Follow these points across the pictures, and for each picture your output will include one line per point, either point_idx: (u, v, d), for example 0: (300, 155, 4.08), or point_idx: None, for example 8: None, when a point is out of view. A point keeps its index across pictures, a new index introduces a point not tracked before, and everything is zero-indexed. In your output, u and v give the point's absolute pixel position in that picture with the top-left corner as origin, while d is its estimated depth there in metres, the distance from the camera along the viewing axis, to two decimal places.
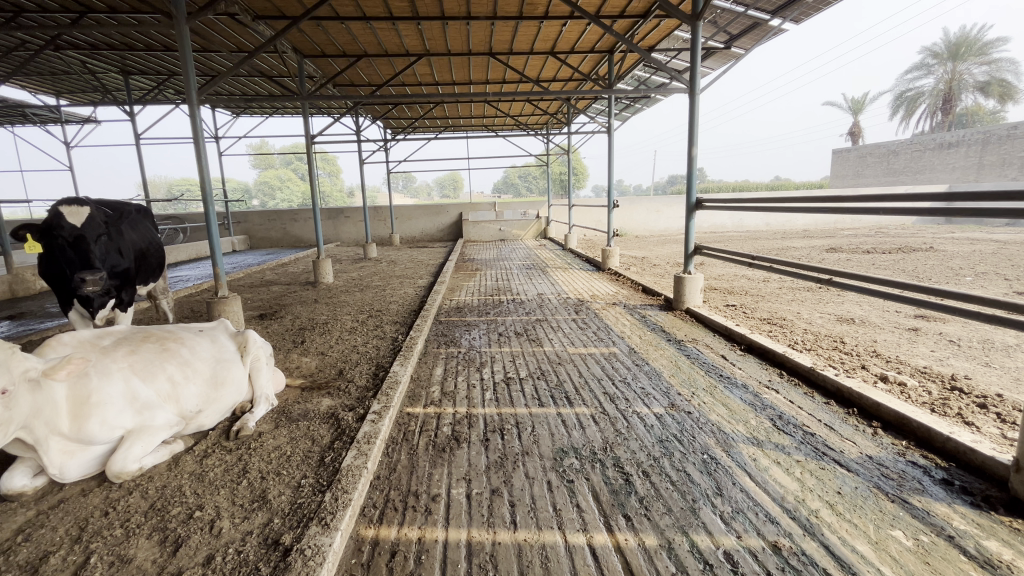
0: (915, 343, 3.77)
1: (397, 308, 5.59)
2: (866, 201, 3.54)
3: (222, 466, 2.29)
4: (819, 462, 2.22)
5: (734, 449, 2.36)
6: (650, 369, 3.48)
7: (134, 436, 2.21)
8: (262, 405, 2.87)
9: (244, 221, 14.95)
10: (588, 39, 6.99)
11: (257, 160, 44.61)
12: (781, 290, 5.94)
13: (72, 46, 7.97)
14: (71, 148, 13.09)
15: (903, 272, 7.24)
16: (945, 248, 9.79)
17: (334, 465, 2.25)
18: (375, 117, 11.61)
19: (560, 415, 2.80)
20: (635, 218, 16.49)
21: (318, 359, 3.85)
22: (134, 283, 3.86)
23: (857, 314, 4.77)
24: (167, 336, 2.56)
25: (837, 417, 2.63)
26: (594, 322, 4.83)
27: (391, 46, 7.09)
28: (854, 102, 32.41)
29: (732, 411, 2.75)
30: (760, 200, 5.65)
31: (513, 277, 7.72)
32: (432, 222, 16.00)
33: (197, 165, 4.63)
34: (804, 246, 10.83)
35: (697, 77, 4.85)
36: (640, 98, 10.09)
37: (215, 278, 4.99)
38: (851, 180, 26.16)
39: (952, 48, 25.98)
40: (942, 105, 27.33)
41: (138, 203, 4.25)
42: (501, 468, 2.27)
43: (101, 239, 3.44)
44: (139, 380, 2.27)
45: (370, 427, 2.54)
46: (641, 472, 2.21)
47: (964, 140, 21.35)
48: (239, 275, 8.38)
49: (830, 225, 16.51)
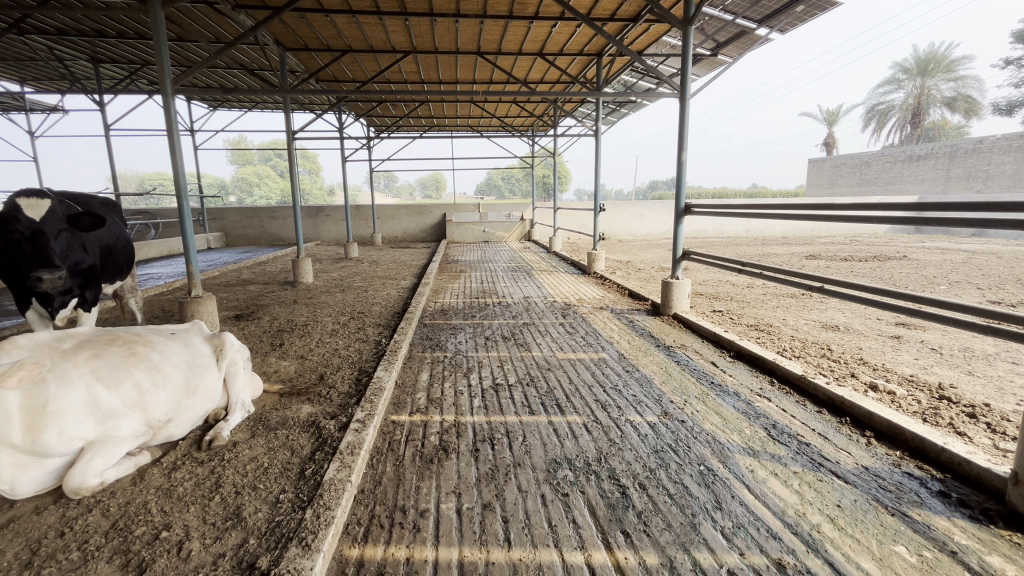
0: (899, 351, 3.81)
1: (380, 310, 5.44)
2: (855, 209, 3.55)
3: (193, 480, 2.13)
4: (816, 473, 2.18)
5: (730, 459, 2.31)
6: (641, 375, 3.43)
7: (95, 447, 2.04)
8: (238, 413, 2.71)
9: (220, 218, 14.51)
10: (577, 41, 6.97)
11: (234, 156, 43.54)
12: (766, 296, 5.99)
13: (38, 31, 7.58)
14: (35, 138, 12.47)
15: (880, 280, 7.40)
16: (917, 256, 10.08)
17: (316, 479, 2.11)
18: (359, 115, 11.41)
19: (551, 424, 2.72)
20: (619, 222, 16.58)
21: (297, 364, 3.68)
22: (100, 281, 3.66)
23: (841, 321, 4.82)
24: (135, 339, 2.39)
25: (830, 426, 2.61)
26: (582, 326, 4.77)
27: (376, 42, 6.93)
28: (829, 113, 33.32)
29: (726, 420, 2.71)
30: (745, 206, 5.67)
31: (498, 280, 7.62)
32: (415, 222, 15.79)
33: (171, 158, 4.41)
34: (784, 253, 11.01)
35: (687, 81, 4.83)
36: (626, 103, 10.12)
37: (188, 277, 4.77)
38: (826, 189, 26.84)
39: (921, 64, 26.97)
40: (912, 118, 28.27)
41: (105, 196, 4.02)
42: (492, 481, 2.18)
43: (63, 235, 3.22)
44: (103, 387, 2.10)
45: (354, 437, 2.41)
46: (637, 485, 2.14)
47: (933, 153, 21.88)
48: (214, 274, 8.08)
49: (807, 232, 16.86)
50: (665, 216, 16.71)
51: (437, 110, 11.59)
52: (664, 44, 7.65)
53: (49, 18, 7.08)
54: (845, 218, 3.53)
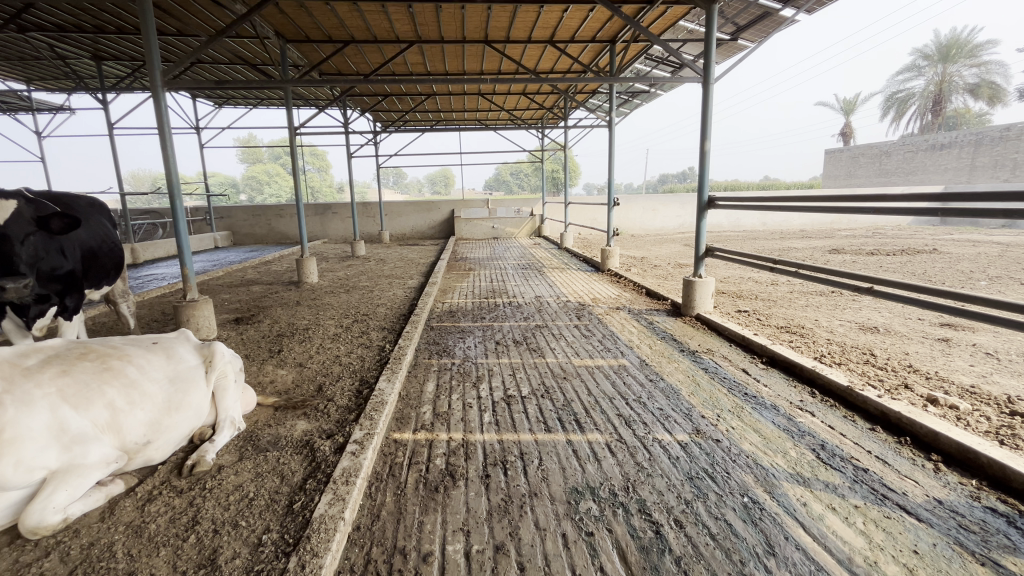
0: (950, 357, 3.47)
1: (385, 312, 5.19)
2: (896, 198, 3.21)
3: (167, 516, 1.90)
4: (882, 509, 1.88)
5: (778, 490, 2.01)
6: (667, 386, 3.13)
7: (59, 478, 1.80)
8: (226, 431, 2.46)
9: (227, 216, 14.41)
10: (590, 27, 6.66)
11: (243, 154, 43.66)
12: (794, 295, 5.64)
13: (38, 28, 7.47)
14: (42, 138, 12.46)
15: (912, 276, 6.99)
16: (948, 249, 9.59)
17: (305, 515, 1.86)
18: (364, 110, 11.19)
19: (570, 444, 2.43)
20: (631, 216, 16.20)
21: (295, 373, 3.44)
22: (83, 287, 3.47)
23: (879, 322, 4.48)
24: (110, 352, 2.16)
25: (889, 448, 2.30)
26: (599, 329, 4.47)
27: (379, 32, 6.65)
28: (847, 103, 32.40)
29: (767, 440, 2.41)
30: (772, 198, 5.26)
31: (509, 278, 7.34)
32: (423, 219, 15.56)
33: (162, 155, 4.19)
34: (805, 247, 10.60)
35: (710, 63, 4.47)
36: (640, 93, 9.75)
37: (184, 280, 4.57)
38: (844, 180, 26.16)
39: (943, 50, 26.08)
40: (932, 106, 27.37)
41: (93, 198, 3.84)
42: (505, 515, 1.91)
43: (35, 238, 3.02)
44: (71, 409, 1.87)
45: (349, 461, 2.15)
46: (674, 522, 1.85)
47: (956, 141, 21.41)
48: (219, 274, 7.91)
49: (826, 226, 16.31)
50: (679, 210, 16.33)
51: (445, 103, 11.35)
52: (681, 28, 7.28)
53: (47, 13, 6.93)
54: (888, 211, 3.19)
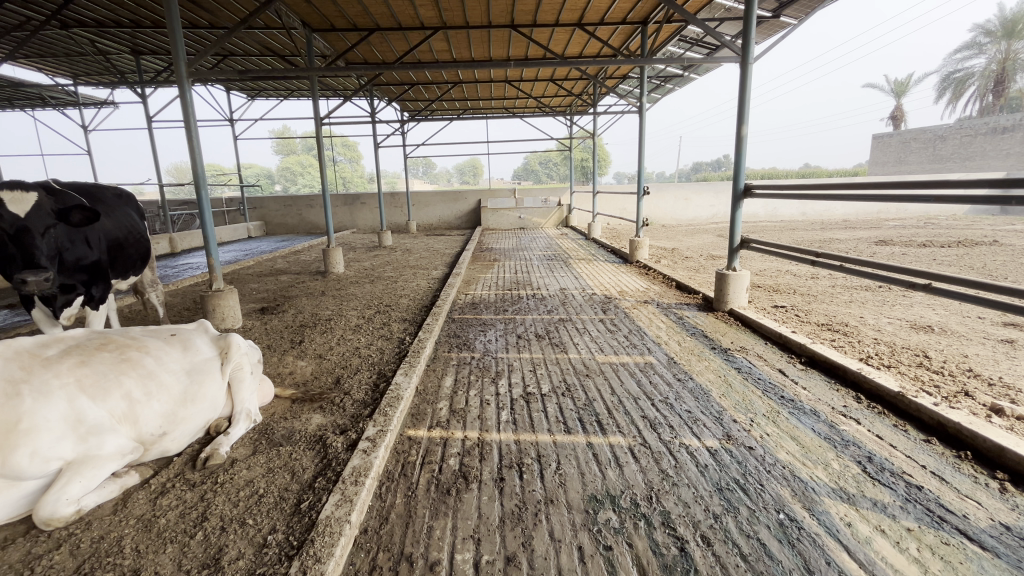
0: (1016, 360, 3.15)
1: (407, 304, 5.14)
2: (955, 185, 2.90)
3: (177, 510, 1.88)
4: (939, 534, 1.68)
5: (819, 507, 1.84)
6: (695, 386, 2.94)
7: (73, 470, 1.79)
8: (241, 424, 2.44)
9: (260, 207, 14.75)
10: (620, 8, 6.38)
11: (278, 145, 44.77)
12: (836, 290, 5.30)
13: (79, 24, 7.71)
14: (88, 132, 13.00)
15: (970, 270, 6.48)
16: (1010, 241, 8.87)
17: (311, 516, 1.80)
18: (391, 99, 11.16)
19: (591, 447, 2.30)
20: (662, 206, 15.74)
21: (314, 364, 3.42)
22: (109, 277, 3.55)
23: (933, 320, 4.12)
24: (129, 343, 2.14)
25: (946, 463, 2.08)
26: (625, 324, 4.29)
27: (404, 18, 6.55)
28: (898, 84, 30.45)
29: (807, 449, 2.22)
30: (815, 186, 4.89)
31: (533, 270, 7.19)
32: (450, 209, 15.54)
33: (187, 146, 4.23)
34: (848, 238, 10.01)
35: (749, 42, 4.17)
36: (673, 77, 9.37)
37: (211, 270, 4.62)
38: (892, 166, 24.74)
39: (1008, 25, 24.07)
40: (994, 87, 25.40)
41: (120, 188, 3.91)
42: (518, 523, 1.81)
43: (58, 229, 3.08)
44: (88, 400, 1.86)
45: (360, 460, 2.09)
46: (701, 539, 1.70)
47: (1021, 124, 19.77)
48: (250, 263, 8.08)
49: (872, 216, 15.36)
50: (713, 199, 15.75)
51: (472, 90, 11.22)
52: (718, 7, 6.90)
53: (86, 9, 7.13)
54: (943, 199, 2.90)
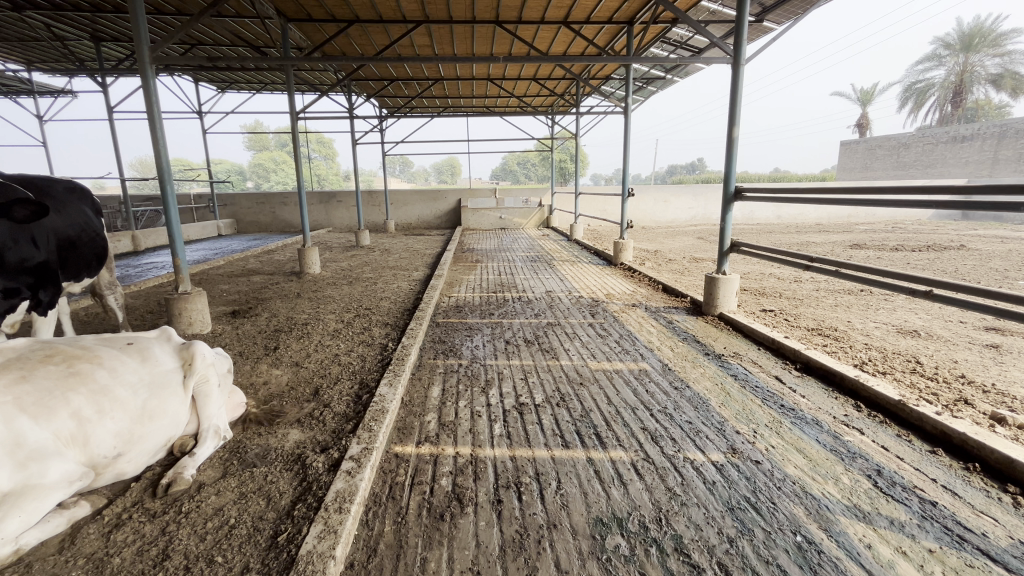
0: (1004, 366, 3.17)
1: (388, 307, 4.93)
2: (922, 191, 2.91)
3: (135, 547, 1.66)
4: (962, 555, 1.61)
5: (836, 527, 1.75)
6: (694, 395, 2.84)
7: (9, 503, 1.55)
8: (208, 442, 2.22)
9: (230, 204, 14.19)
10: (606, 8, 6.32)
11: (249, 141, 43.37)
12: (820, 293, 5.32)
13: (33, 6, 7.22)
14: (43, 122, 12.26)
15: (943, 274, 6.64)
16: (975, 246, 9.18)
17: (290, 550, 1.62)
18: (369, 94, 10.86)
19: (592, 464, 2.17)
20: (641, 208, 15.80)
21: (290, 373, 3.19)
22: (59, 279, 3.24)
23: (918, 325, 4.15)
24: (79, 353, 1.90)
25: (956, 475, 2.03)
26: (616, 329, 4.18)
27: (385, 11, 6.31)
28: (863, 93, 31.55)
29: (815, 463, 2.14)
30: (801, 189, 4.88)
31: (517, 271, 7.05)
32: (429, 208, 15.27)
33: (151, 139, 3.93)
34: (824, 241, 10.20)
35: (741, 43, 4.10)
36: (656, 79, 9.38)
37: (177, 270, 4.31)
38: (859, 172, 25.60)
39: (964, 39, 25.21)
40: (952, 97, 26.52)
41: (72, 181, 3.57)
42: (521, 552, 1.66)
43: (3, 226, 2.71)
44: (29, 420, 1.62)
45: (343, 483, 1.90)
46: (718, 566, 1.59)
47: (979, 133, 20.58)
48: (220, 262, 7.70)
49: (843, 220, 15.78)
50: (691, 202, 15.94)
51: (453, 87, 11.03)
52: (703, 9, 6.90)
53: None
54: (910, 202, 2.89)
